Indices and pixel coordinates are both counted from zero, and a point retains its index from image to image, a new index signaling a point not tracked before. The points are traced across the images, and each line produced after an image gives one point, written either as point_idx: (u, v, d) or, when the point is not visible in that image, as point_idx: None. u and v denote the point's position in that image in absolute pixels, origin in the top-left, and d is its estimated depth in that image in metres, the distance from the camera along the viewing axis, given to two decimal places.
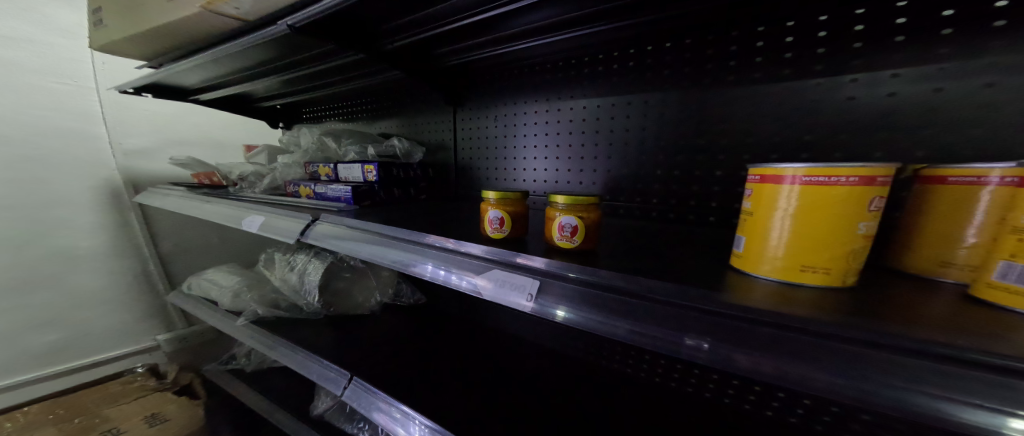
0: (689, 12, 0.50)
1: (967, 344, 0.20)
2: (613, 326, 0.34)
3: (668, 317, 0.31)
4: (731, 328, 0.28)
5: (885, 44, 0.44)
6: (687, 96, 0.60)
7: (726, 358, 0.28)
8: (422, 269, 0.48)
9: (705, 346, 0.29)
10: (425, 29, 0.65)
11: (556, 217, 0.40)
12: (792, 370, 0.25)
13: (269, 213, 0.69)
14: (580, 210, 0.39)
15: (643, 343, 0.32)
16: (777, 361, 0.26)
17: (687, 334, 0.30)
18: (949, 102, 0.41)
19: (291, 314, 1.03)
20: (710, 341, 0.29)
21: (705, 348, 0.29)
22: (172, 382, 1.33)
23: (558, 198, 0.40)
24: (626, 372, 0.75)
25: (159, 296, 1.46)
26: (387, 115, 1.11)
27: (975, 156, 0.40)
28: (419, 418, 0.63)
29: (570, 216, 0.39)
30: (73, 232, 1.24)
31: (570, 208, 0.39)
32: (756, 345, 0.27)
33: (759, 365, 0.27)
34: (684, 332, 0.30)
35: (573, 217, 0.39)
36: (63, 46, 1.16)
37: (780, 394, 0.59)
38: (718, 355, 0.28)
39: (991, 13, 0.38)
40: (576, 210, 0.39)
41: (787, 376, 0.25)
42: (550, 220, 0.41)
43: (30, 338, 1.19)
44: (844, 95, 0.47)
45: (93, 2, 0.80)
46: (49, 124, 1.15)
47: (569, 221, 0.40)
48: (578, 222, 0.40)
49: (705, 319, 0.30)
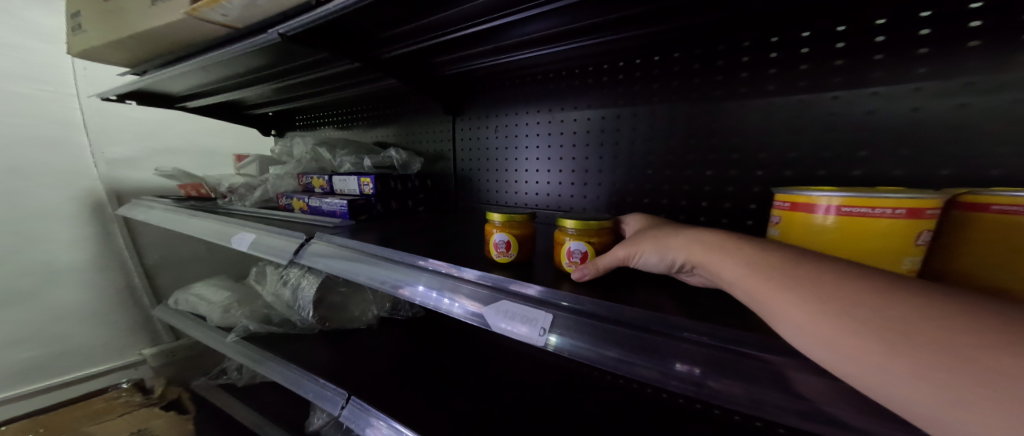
0: (701, 22, 0.48)
1: None
2: (602, 354, 0.32)
3: (657, 344, 0.30)
4: (729, 361, 0.27)
5: (908, 56, 0.42)
6: (697, 108, 0.58)
7: (714, 389, 0.27)
8: (411, 291, 0.47)
9: (693, 373, 0.28)
10: (423, 37, 0.63)
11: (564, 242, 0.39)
12: (774, 399, 0.25)
13: (260, 229, 0.66)
14: (593, 235, 0.38)
15: (632, 373, 0.30)
16: (770, 392, 0.25)
17: (677, 360, 0.29)
18: (973, 117, 0.40)
19: (284, 329, 0.99)
20: (700, 369, 0.28)
21: (696, 376, 0.28)
22: (160, 397, 1.30)
23: (568, 223, 0.37)
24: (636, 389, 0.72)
25: (145, 309, 1.41)
26: (383, 122, 1.08)
27: (1003, 175, 0.38)
28: None
29: (581, 242, 0.38)
30: (53, 246, 1.18)
31: (582, 233, 0.38)
32: (752, 376, 0.26)
33: (753, 397, 0.26)
34: (672, 359, 0.29)
35: (584, 243, 0.38)
36: (42, 50, 1.12)
37: None
38: (707, 385, 0.27)
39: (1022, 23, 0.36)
40: (588, 236, 0.37)
41: (770, 404, 0.25)
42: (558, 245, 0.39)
43: (8, 355, 1.14)
44: (863, 109, 0.45)
45: (71, 6, 0.76)
46: (27, 134, 1.10)
47: (580, 248, 0.38)
48: (589, 248, 0.38)
49: (698, 347, 0.29)
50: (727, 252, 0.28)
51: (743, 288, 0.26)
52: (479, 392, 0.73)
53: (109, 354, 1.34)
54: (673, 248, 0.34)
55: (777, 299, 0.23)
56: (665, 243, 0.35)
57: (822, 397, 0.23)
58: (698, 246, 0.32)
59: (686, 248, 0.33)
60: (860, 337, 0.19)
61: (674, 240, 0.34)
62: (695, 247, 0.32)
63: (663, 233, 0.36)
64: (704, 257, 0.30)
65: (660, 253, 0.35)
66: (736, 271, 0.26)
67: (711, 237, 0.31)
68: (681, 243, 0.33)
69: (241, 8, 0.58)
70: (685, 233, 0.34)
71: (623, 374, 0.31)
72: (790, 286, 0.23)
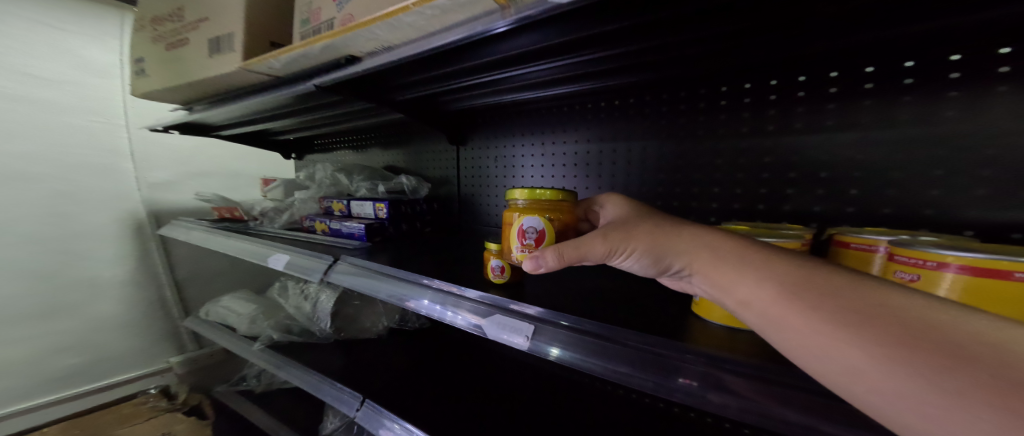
0: (664, 74, 0.58)
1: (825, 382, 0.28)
2: (606, 368, 0.38)
3: (653, 361, 0.36)
4: (710, 375, 0.32)
5: (824, 108, 0.51)
6: (665, 145, 0.67)
7: (706, 398, 0.32)
8: (419, 304, 0.56)
9: (693, 386, 0.33)
10: (426, 86, 0.73)
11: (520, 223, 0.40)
12: (753, 408, 0.29)
13: (292, 251, 0.77)
14: (547, 211, 0.39)
15: (637, 385, 0.36)
16: (745, 402, 0.30)
17: (679, 375, 0.34)
18: (873, 162, 0.48)
19: (303, 338, 1.09)
20: (697, 381, 0.33)
21: (694, 388, 0.33)
22: (183, 404, 1.41)
23: (519, 196, 0.41)
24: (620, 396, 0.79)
25: (173, 319, 1.52)
26: (394, 148, 1.19)
27: (897, 214, 0.46)
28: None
29: (536, 219, 0.39)
30: (98, 262, 1.31)
31: (535, 210, 0.40)
32: (734, 388, 0.31)
33: (733, 406, 0.31)
34: (676, 375, 0.34)
35: (540, 220, 0.39)
36: (97, 86, 1.27)
37: None
38: (704, 395, 0.32)
39: (903, 87, 0.45)
40: (542, 212, 0.39)
41: (754, 413, 0.29)
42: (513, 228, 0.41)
43: (53, 361, 1.25)
44: (792, 151, 0.54)
45: (137, 54, 0.89)
46: (83, 162, 1.24)
47: (535, 227, 0.39)
48: (546, 226, 0.39)
49: (693, 364, 0.33)
50: (746, 270, 0.29)
51: (766, 309, 0.27)
52: (476, 397, 0.80)
53: (140, 361, 1.44)
54: (672, 253, 0.34)
55: (797, 321, 0.26)
56: (664, 250, 0.34)
57: (747, 392, 0.30)
58: (709, 255, 0.32)
59: (693, 256, 0.33)
60: (887, 358, 0.22)
61: (677, 246, 0.34)
62: (705, 255, 0.32)
63: (663, 233, 0.35)
64: (719, 269, 0.31)
65: (653, 257, 0.35)
66: (759, 292, 0.28)
67: (722, 250, 0.32)
68: (685, 249, 0.33)
69: (284, 64, 0.68)
70: (688, 240, 0.34)
71: (624, 383, 0.37)
72: (818, 314, 0.25)
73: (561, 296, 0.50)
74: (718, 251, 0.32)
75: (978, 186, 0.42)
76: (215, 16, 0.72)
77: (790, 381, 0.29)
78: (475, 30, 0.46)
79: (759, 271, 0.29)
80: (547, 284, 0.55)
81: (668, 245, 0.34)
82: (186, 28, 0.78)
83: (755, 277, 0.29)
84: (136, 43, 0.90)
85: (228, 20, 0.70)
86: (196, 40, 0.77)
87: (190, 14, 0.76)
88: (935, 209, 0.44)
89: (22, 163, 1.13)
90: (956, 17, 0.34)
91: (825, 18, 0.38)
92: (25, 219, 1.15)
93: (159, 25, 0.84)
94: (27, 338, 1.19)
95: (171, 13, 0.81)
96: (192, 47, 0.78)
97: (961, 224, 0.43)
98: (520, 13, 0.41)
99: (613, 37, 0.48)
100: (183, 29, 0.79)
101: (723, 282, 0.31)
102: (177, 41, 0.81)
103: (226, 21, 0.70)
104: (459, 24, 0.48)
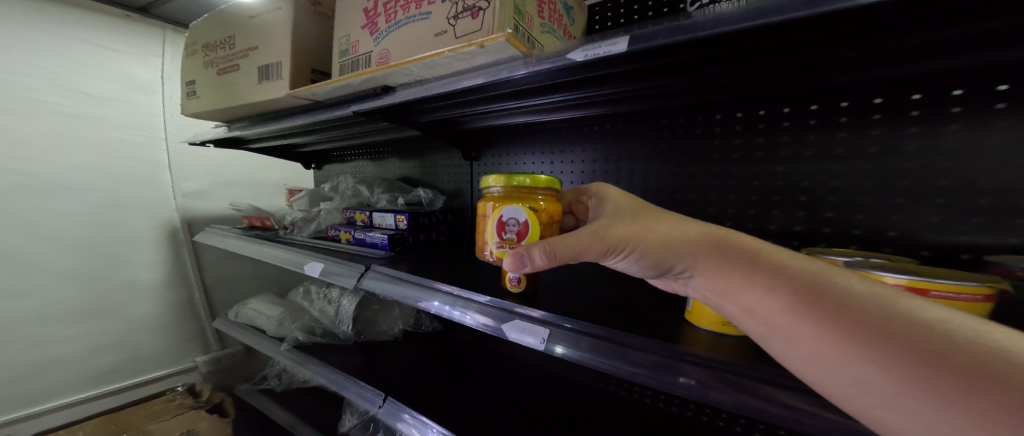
0: (666, 103, 0.64)
1: (794, 381, 0.34)
2: (613, 366, 0.43)
3: (657, 362, 0.41)
4: (707, 373, 0.37)
5: (805, 137, 0.57)
6: (664, 165, 0.73)
7: (704, 392, 0.37)
8: (429, 304, 0.65)
9: (692, 384, 0.38)
10: (444, 111, 0.79)
11: (502, 212, 0.46)
12: (739, 400, 0.35)
13: (327, 260, 0.85)
14: (527, 202, 0.45)
15: (643, 381, 0.41)
16: (735, 397, 0.35)
17: (681, 374, 0.39)
18: (848, 187, 0.53)
19: (326, 339, 1.17)
20: (694, 379, 0.38)
21: (692, 385, 0.38)
22: (206, 401, 1.48)
23: (497, 183, 0.47)
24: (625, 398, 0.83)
25: (199, 320, 1.61)
26: (409, 161, 1.26)
27: (869, 234, 0.52)
28: (436, 427, 0.75)
29: (518, 208, 0.45)
30: (136, 267, 1.42)
31: (516, 200, 0.46)
32: (727, 385, 0.36)
33: (723, 399, 0.36)
34: (678, 374, 0.39)
35: (521, 210, 0.45)
36: (142, 101, 1.40)
37: (761, 426, 0.66)
38: (700, 390, 0.38)
39: (873, 121, 0.51)
40: (523, 203, 0.45)
41: (741, 405, 0.35)
42: (495, 217, 0.47)
43: (93, 359, 1.34)
44: (778, 174, 0.60)
45: (189, 77, 0.98)
46: (127, 173, 1.36)
47: (517, 216, 0.45)
48: (528, 216, 0.45)
49: (695, 365, 0.38)
50: (759, 286, 0.32)
51: (779, 324, 0.30)
52: (489, 395, 0.86)
53: (170, 359, 1.54)
54: (668, 253, 0.37)
55: (808, 338, 0.28)
56: (663, 256, 0.37)
57: (734, 387, 0.36)
58: (722, 266, 0.35)
59: (692, 259, 0.36)
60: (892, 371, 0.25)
61: (677, 254, 0.37)
62: (717, 265, 0.35)
63: (665, 237, 0.37)
64: (734, 282, 0.34)
65: (649, 260, 0.37)
66: (772, 309, 0.31)
67: (726, 261, 0.34)
68: (688, 256, 0.36)
69: (326, 92, 0.76)
70: (689, 247, 0.36)
71: (631, 380, 0.42)
72: (826, 333, 0.28)
73: (570, 303, 0.56)
74: (730, 262, 0.34)
75: (933, 213, 0.48)
76: (266, 46, 0.80)
77: (766, 378, 0.35)
78: (499, 72, 0.54)
79: (770, 287, 0.31)
80: (558, 292, 0.62)
81: (667, 249, 0.37)
82: (238, 55, 0.86)
83: (767, 294, 0.31)
84: (188, 67, 1.00)
85: (277, 50, 0.78)
86: (246, 67, 0.84)
87: (241, 44, 0.85)
88: (898, 231, 0.50)
89: (74, 175, 1.24)
90: (914, 65, 0.40)
91: (802, 65, 0.44)
92: (75, 226, 1.27)
93: (210, 51, 0.93)
94: (73, 336, 1.30)
95: (223, 41, 0.89)
96: (242, 73, 0.86)
97: (919, 245, 0.48)
98: (541, 61, 0.49)
99: (626, 77, 0.54)
100: (234, 56, 0.87)
101: (738, 294, 0.34)
102: (228, 67, 0.89)
103: (276, 52, 0.78)
104: (484, 66, 0.56)
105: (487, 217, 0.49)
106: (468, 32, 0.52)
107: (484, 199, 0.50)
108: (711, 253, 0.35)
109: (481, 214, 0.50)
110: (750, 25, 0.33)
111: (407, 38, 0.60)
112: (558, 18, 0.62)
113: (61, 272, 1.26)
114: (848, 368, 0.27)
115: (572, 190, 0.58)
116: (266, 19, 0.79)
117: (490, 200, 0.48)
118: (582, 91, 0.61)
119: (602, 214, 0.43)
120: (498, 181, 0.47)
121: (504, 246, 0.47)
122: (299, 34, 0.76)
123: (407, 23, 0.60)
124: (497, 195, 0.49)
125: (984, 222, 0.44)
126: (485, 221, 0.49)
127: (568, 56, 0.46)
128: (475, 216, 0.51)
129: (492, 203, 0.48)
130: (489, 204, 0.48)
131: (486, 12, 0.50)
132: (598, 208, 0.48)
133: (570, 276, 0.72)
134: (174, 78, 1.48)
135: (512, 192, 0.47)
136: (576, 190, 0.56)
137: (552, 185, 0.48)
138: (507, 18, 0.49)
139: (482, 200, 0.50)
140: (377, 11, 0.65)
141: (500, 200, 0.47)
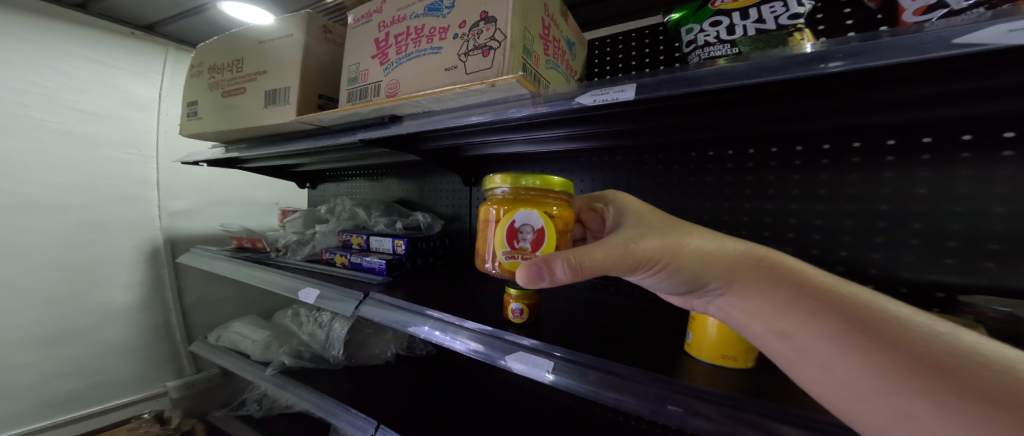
0: (662, 140, 0.67)
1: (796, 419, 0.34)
2: (603, 395, 0.44)
3: (648, 393, 0.42)
4: (714, 409, 0.37)
5: (792, 176, 0.60)
6: (661, 198, 0.74)
7: (688, 418, 0.39)
8: (418, 329, 0.65)
9: (681, 413, 0.39)
10: (446, 139, 0.80)
11: (514, 218, 0.41)
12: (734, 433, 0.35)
13: (322, 285, 0.84)
14: (541, 207, 0.41)
15: (635, 409, 0.41)
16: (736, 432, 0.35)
17: (670, 404, 0.40)
18: (834, 224, 0.57)
19: (315, 364, 1.13)
20: (681, 408, 0.39)
21: (678, 412, 0.39)
22: (175, 428, 1.38)
23: (498, 179, 0.42)
24: (631, 425, 0.80)
25: (174, 342, 1.54)
26: (406, 183, 1.27)
27: (859, 267, 0.54)
28: None
29: (533, 213, 0.40)
30: (111, 288, 1.38)
31: (528, 205, 0.41)
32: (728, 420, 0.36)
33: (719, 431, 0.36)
34: (667, 403, 0.40)
35: (536, 216, 0.40)
36: (137, 118, 1.45)
37: None
38: (685, 418, 0.39)
39: (853, 164, 0.55)
40: (538, 208, 0.41)
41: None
42: (505, 224, 0.41)
43: (52, 386, 1.25)
44: (770, 208, 0.62)
45: (190, 99, 0.99)
46: (115, 192, 1.38)
47: (531, 223, 0.40)
48: (544, 223, 0.40)
49: (688, 396, 0.39)
50: (794, 311, 0.31)
51: (809, 349, 0.30)
52: (489, 419, 0.84)
53: (137, 385, 1.44)
54: (697, 269, 0.35)
55: (841, 365, 0.28)
56: (690, 274, 0.36)
57: (738, 423, 0.35)
58: (757, 287, 0.34)
59: (728, 277, 0.35)
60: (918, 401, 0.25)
61: (709, 272, 0.35)
62: (753, 286, 0.34)
63: (696, 255, 0.35)
64: (769, 305, 0.33)
65: (672, 279, 0.36)
66: (805, 334, 0.31)
67: (758, 281, 0.34)
68: (722, 274, 0.35)
69: (335, 119, 0.77)
70: (728, 264, 0.35)
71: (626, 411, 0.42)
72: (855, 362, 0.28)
73: (568, 334, 0.56)
74: (770, 285, 0.33)
75: (909, 253, 0.51)
76: (274, 71, 0.82)
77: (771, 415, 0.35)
78: (508, 109, 0.57)
79: (803, 313, 0.31)
80: (560, 323, 0.61)
81: (698, 267, 0.35)
82: (245, 78, 0.87)
83: (802, 320, 0.31)
84: (191, 88, 1.01)
85: (286, 76, 0.79)
86: (255, 91, 0.85)
87: (248, 67, 0.86)
88: (878, 269, 0.53)
89: (57, 193, 1.25)
90: (890, 114, 0.44)
91: (791, 112, 0.47)
92: (49, 248, 1.24)
93: (216, 73, 0.94)
94: (31, 362, 1.22)
95: (230, 64, 0.91)
96: (248, 96, 0.87)
97: (898, 282, 0.52)
98: (548, 102, 0.53)
99: (628, 117, 0.57)
100: (240, 79, 0.89)
101: (770, 318, 0.33)
102: (233, 89, 0.91)
103: (284, 76, 0.79)
104: (493, 103, 0.59)
105: (494, 223, 0.43)
106: (478, 69, 0.54)
107: (487, 202, 0.45)
108: (745, 271, 0.35)
109: (485, 220, 0.44)
110: (754, 81, 0.36)
111: (419, 70, 0.62)
112: (561, 54, 0.66)
113: (29, 294, 1.21)
114: (892, 399, 0.26)
115: (583, 196, 0.54)
116: (277, 44, 0.81)
117: (494, 204, 0.43)
118: (585, 126, 0.64)
119: (624, 223, 0.40)
120: (505, 181, 0.42)
121: (515, 256, 0.41)
122: (308, 61, 0.78)
123: (418, 56, 0.63)
124: (504, 198, 0.43)
125: (955, 263, 0.48)
126: (490, 227, 0.44)
127: (575, 100, 0.49)
128: (479, 224, 0.45)
129: (500, 208, 0.42)
130: (495, 208, 0.43)
131: (497, 51, 0.52)
132: (612, 216, 0.45)
133: (570, 305, 0.72)
134: (170, 96, 1.55)
135: (520, 195, 0.42)
136: (589, 196, 0.52)
137: (564, 190, 0.44)
138: (517, 60, 0.52)
139: (485, 203, 0.45)
140: (389, 43, 0.68)
141: (508, 205, 0.42)
